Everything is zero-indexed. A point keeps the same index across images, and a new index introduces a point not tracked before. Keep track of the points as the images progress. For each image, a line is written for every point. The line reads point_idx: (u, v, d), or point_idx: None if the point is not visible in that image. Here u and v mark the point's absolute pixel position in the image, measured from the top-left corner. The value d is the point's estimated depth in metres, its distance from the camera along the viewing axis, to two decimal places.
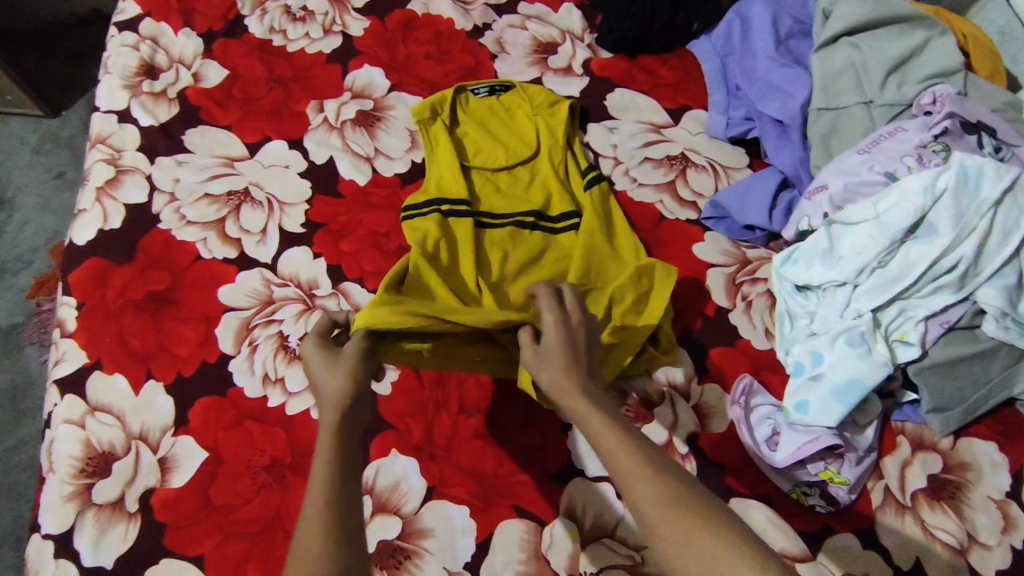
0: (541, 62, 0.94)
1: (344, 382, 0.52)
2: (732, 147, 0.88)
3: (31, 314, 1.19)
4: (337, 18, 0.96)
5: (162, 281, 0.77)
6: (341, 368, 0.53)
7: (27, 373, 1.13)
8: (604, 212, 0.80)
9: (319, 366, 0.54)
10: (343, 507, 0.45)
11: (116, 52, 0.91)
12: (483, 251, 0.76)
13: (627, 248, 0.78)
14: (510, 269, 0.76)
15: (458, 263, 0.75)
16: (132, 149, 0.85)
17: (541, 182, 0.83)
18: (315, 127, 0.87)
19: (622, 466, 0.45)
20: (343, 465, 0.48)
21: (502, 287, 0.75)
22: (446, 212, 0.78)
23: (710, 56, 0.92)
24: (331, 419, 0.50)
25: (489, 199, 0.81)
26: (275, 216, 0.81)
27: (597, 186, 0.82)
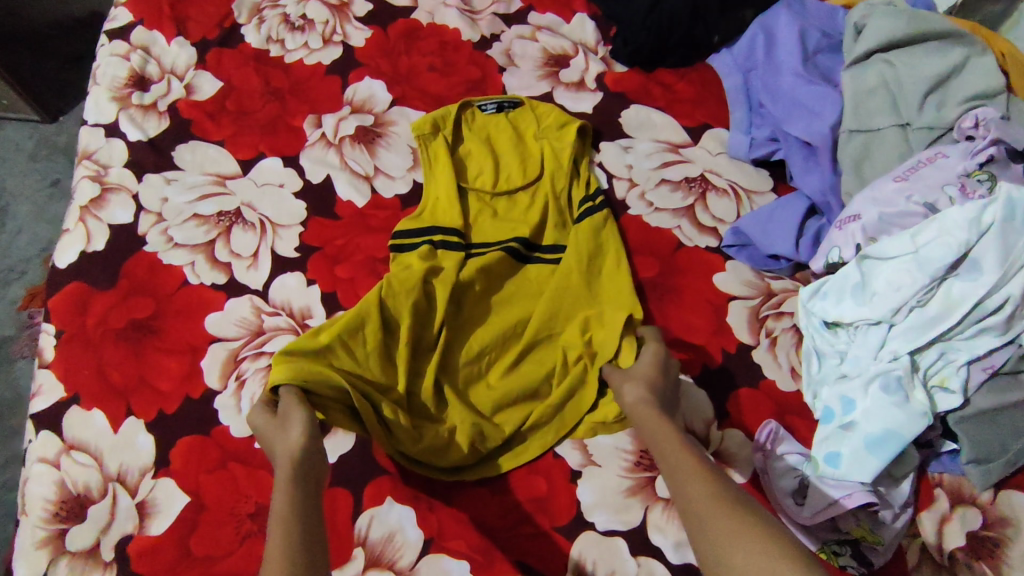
0: (552, 76, 0.89)
1: (299, 435, 0.52)
2: (755, 169, 0.83)
3: (23, 327, 1.15)
4: (338, 27, 0.91)
5: (145, 308, 0.72)
6: (294, 423, 0.53)
7: (16, 389, 1.09)
8: (593, 246, 0.74)
9: (267, 424, 0.55)
10: (309, 546, 0.43)
11: (106, 61, 0.87)
12: (465, 286, 0.71)
13: (612, 291, 0.72)
14: (474, 312, 0.71)
15: (435, 303, 0.69)
16: (118, 165, 0.80)
17: (535, 208, 0.78)
18: (312, 143, 0.82)
19: (673, 456, 0.51)
20: (304, 503, 0.47)
21: (465, 331, 0.70)
22: (438, 244, 0.73)
23: (732, 71, 0.87)
24: (288, 471, 0.49)
25: (484, 227, 0.76)
26: (267, 239, 0.76)
27: (587, 221, 0.75)
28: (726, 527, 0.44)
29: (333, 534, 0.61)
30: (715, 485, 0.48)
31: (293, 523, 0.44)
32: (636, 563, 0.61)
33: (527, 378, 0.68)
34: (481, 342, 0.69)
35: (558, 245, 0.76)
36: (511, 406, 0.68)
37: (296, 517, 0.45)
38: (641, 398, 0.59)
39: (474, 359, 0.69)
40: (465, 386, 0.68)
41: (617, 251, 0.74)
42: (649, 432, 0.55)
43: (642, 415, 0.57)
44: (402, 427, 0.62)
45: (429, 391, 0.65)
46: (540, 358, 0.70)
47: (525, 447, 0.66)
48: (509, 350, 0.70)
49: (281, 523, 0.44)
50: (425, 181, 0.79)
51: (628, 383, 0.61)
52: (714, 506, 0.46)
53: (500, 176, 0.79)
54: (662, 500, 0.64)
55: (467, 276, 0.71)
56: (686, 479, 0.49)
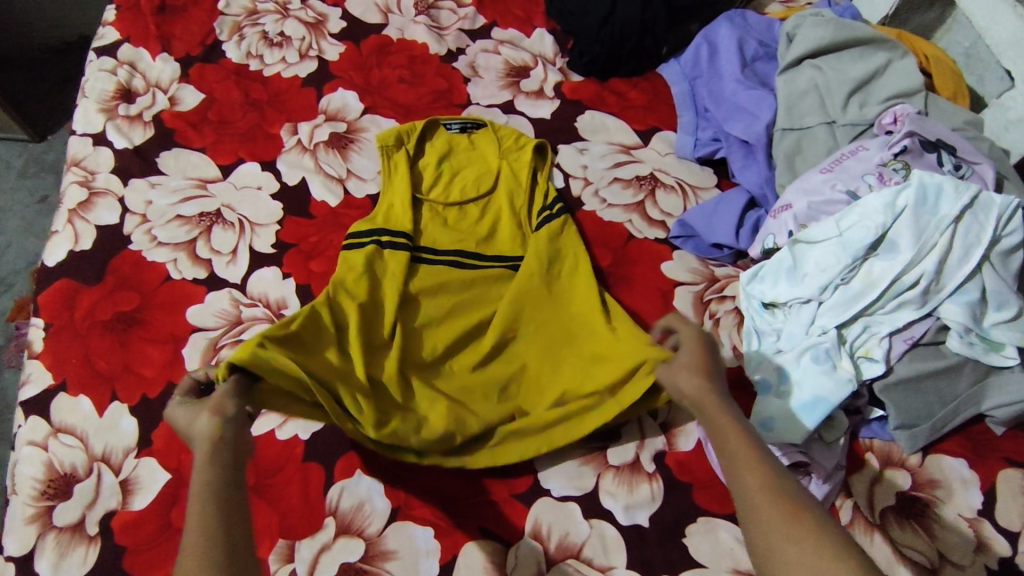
0: (513, 86, 0.95)
1: (211, 417, 0.51)
2: (700, 166, 0.89)
3: (10, 336, 1.21)
4: (314, 43, 0.98)
5: (130, 301, 0.77)
6: (205, 407, 0.52)
7: (3, 397, 1.15)
8: (553, 251, 0.79)
9: (181, 410, 0.53)
10: (230, 526, 0.44)
11: (94, 76, 0.93)
12: (413, 294, 0.76)
13: (566, 294, 0.77)
14: (431, 315, 0.75)
15: (383, 305, 0.74)
16: (105, 171, 0.85)
17: (490, 217, 0.84)
18: (288, 149, 0.88)
19: (733, 446, 0.50)
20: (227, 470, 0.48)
21: (420, 334, 0.74)
22: (384, 243, 0.78)
23: (679, 78, 0.94)
24: (204, 453, 0.48)
25: (433, 235, 0.81)
26: (245, 237, 0.81)
27: (546, 228, 0.80)
28: (783, 531, 0.43)
29: (306, 504, 0.65)
30: (777, 483, 0.46)
31: (218, 487, 0.46)
32: (589, 526, 0.66)
33: (490, 378, 0.73)
34: (439, 347, 0.73)
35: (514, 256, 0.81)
36: (476, 403, 0.71)
37: (217, 494, 0.46)
38: (699, 385, 0.56)
39: (434, 361, 0.73)
40: (429, 381, 0.72)
41: (578, 253, 0.79)
42: (708, 420, 0.53)
43: (703, 401, 0.54)
44: (365, 415, 0.65)
45: (390, 381, 0.69)
46: (498, 359, 0.74)
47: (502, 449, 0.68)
48: (471, 354, 0.74)
49: (198, 498, 0.45)
50: (381, 192, 0.85)
51: (679, 374, 0.58)
52: (777, 511, 0.44)
53: (451, 191, 0.85)
54: (613, 467, 0.69)
55: (417, 289, 0.76)
56: (747, 476, 0.47)
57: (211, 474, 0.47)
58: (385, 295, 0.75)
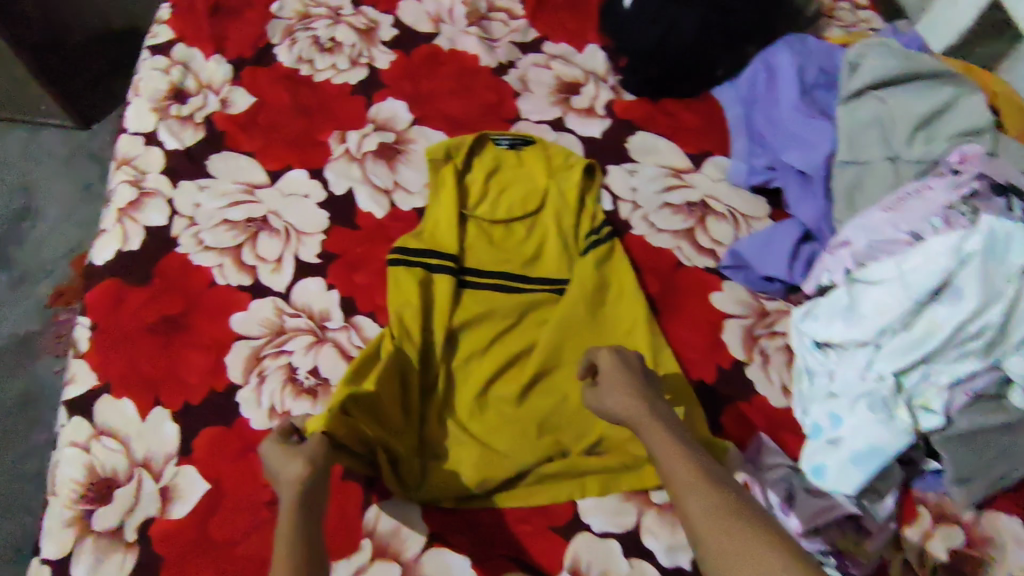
0: (563, 102, 0.94)
1: (303, 467, 0.54)
2: (753, 195, 0.87)
3: (48, 323, 1.26)
4: (365, 51, 0.97)
5: (176, 305, 0.77)
6: (298, 453, 0.55)
7: (39, 383, 1.21)
8: (598, 282, 0.77)
9: (278, 450, 0.56)
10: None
11: (147, 74, 0.93)
12: (462, 327, 0.75)
13: (612, 324, 0.76)
14: (474, 347, 0.74)
15: (432, 342, 0.74)
16: (156, 172, 0.86)
17: (537, 236, 0.82)
18: (336, 157, 0.88)
19: (673, 465, 0.52)
20: (305, 515, 0.52)
21: (466, 369, 0.73)
22: (432, 266, 0.77)
23: (735, 102, 0.92)
24: (291, 506, 0.52)
25: (478, 256, 0.80)
26: (291, 245, 0.81)
27: (592, 253, 0.79)
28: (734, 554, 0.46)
29: (343, 522, 0.64)
30: (724, 503, 0.49)
31: (297, 531, 0.50)
32: (629, 565, 0.64)
33: (530, 415, 0.70)
34: (478, 383, 0.72)
35: (561, 278, 0.80)
36: (514, 442, 0.69)
37: (294, 544, 0.49)
38: (629, 404, 0.59)
39: (477, 398, 0.71)
40: (466, 424, 0.71)
41: (626, 281, 0.78)
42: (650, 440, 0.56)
43: (641, 424, 0.57)
44: (409, 467, 0.67)
45: (435, 426, 0.70)
46: (544, 391, 0.72)
47: (530, 494, 0.67)
48: (510, 386, 0.72)
49: (285, 545, 0.49)
50: (427, 206, 0.84)
51: (608, 398, 0.60)
52: (727, 533, 0.47)
53: (498, 209, 0.84)
54: (655, 506, 0.67)
55: (464, 317, 0.75)
56: (697, 505, 0.50)
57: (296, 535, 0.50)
58: (432, 323, 0.74)
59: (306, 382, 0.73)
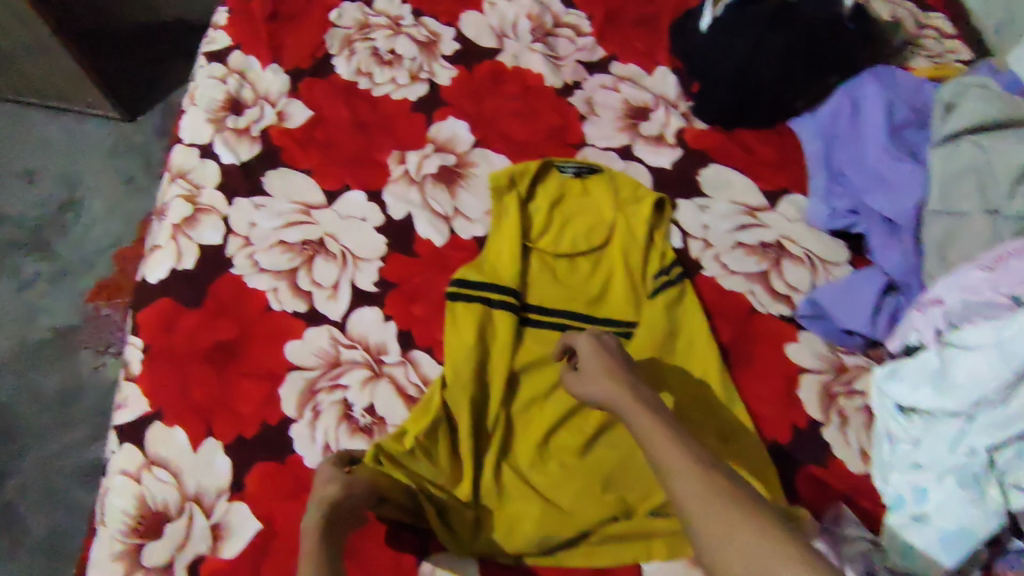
0: (631, 128, 0.89)
1: (338, 490, 0.57)
2: (832, 238, 0.82)
3: (89, 317, 1.25)
4: (425, 65, 0.94)
5: (229, 330, 0.75)
6: (337, 478, 0.58)
7: (79, 377, 1.20)
8: (667, 327, 0.73)
9: (326, 470, 0.60)
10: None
11: (204, 83, 0.91)
12: (522, 371, 0.72)
13: (681, 373, 0.72)
14: (535, 392, 0.71)
15: (491, 386, 0.70)
16: (211, 187, 0.83)
17: (602, 273, 0.79)
18: (395, 179, 0.85)
19: (657, 446, 0.50)
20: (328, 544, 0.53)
21: (525, 415, 0.70)
22: (493, 302, 0.74)
23: (814, 136, 0.88)
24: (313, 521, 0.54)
25: (540, 292, 0.77)
26: (348, 272, 0.78)
27: (663, 296, 0.75)
28: (719, 532, 0.43)
29: (397, 572, 0.62)
30: (709, 479, 0.46)
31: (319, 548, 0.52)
32: None
33: (594, 468, 0.67)
34: (540, 432, 0.69)
35: (627, 320, 0.76)
36: (577, 497, 0.66)
37: (317, 557, 0.51)
38: (610, 390, 0.57)
39: (538, 447, 0.68)
40: (527, 474, 0.68)
41: (695, 327, 0.74)
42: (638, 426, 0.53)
43: (625, 408, 0.56)
44: (463, 520, 0.64)
45: (492, 476, 0.67)
46: (609, 444, 0.69)
47: (595, 552, 0.64)
48: (572, 435, 0.69)
49: (306, 559, 0.51)
50: (489, 235, 0.81)
51: (589, 385, 0.60)
52: (714, 510, 0.44)
53: (561, 242, 0.80)
54: None
55: (528, 359, 0.73)
56: (680, 482, 0.47)
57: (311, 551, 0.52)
58: (493, 364, 0.71)
59: (361, 420, 0.70)
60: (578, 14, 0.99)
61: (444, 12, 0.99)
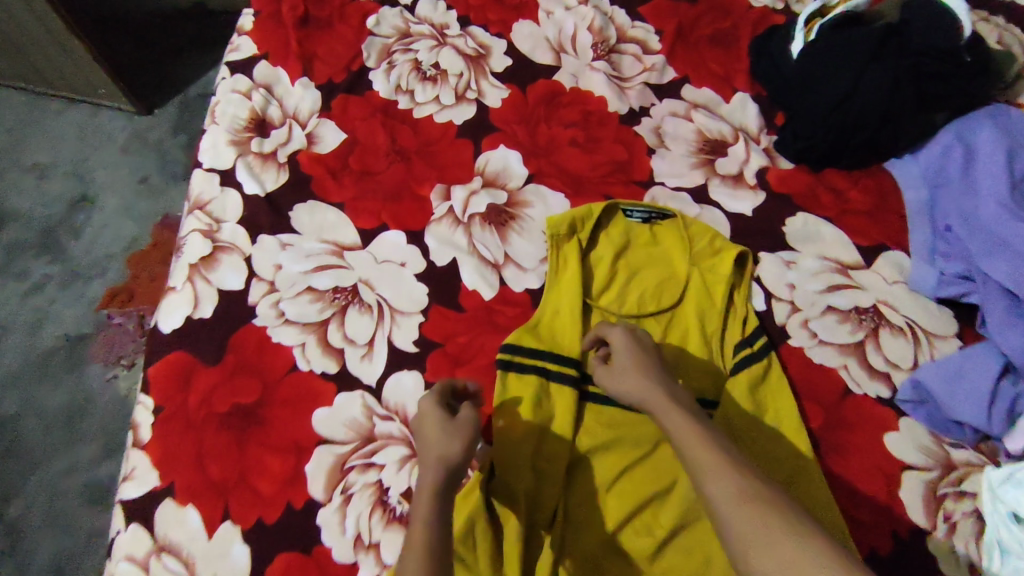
0: (706, 165, 0.79)
1: (460, 452, 0.51)
2: (937, 305, 0.72)
3: (101, 327, 1.14)
4: (473, 82, 0.83)
5: (251, 392, 0.66)
6: (456, 434, 0.52)
7: (88, 392, 1.09)
8: (755, 412, 0.65)
9: (436, 420, 0.54)
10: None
11: (226, 98, 0.81)
12: (582, 457, 0.63)
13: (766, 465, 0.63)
14: (596, 483, 0.62)
15: (546, 475, 0.62)
16: (232, 221, 0.74)
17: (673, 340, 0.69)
18: (438, 217, 0.75)
19: (688, 446, 0.49)
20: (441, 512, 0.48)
21: (585, 508, 0.62)
22: (551, 374, 0.65)
23: (917, 183, 0.76)
24: (430, 490, 0.49)
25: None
26: (384, 327, 0.69)
27: (746, 372, 0.66)
28: (753, 532, 0.42)
29: None
30: (745, 480, 0.46)
31: (431, 500, 0.48)
32: None
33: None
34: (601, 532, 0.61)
35: (707, 398, 0.67)
36: None
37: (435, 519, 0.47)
38: (640, 385, 0.55)
39: (599, 550, 0.60)
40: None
41: (780, 411, 0.65)
42: (667, 421, 0.52)
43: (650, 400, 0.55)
44: None
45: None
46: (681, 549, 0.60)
47: None
48: (640, 535, 0.61)
49: (421, 528, 0.46)
50: (545, 288, 0.71)
51: (619, 376, 0.57)
52: (746, 507, 0.44)
53: (628, 300, 0.71)
54: None
55: (591, 444, 0.64)
56: (713, 479, 0.46)
57: (432, 534, 0.46)
58: (552, 447, 0.63)
59: (398, 507, 0.62)
60: (646, 28, 0.87)
61: (495, 21, 0.88)
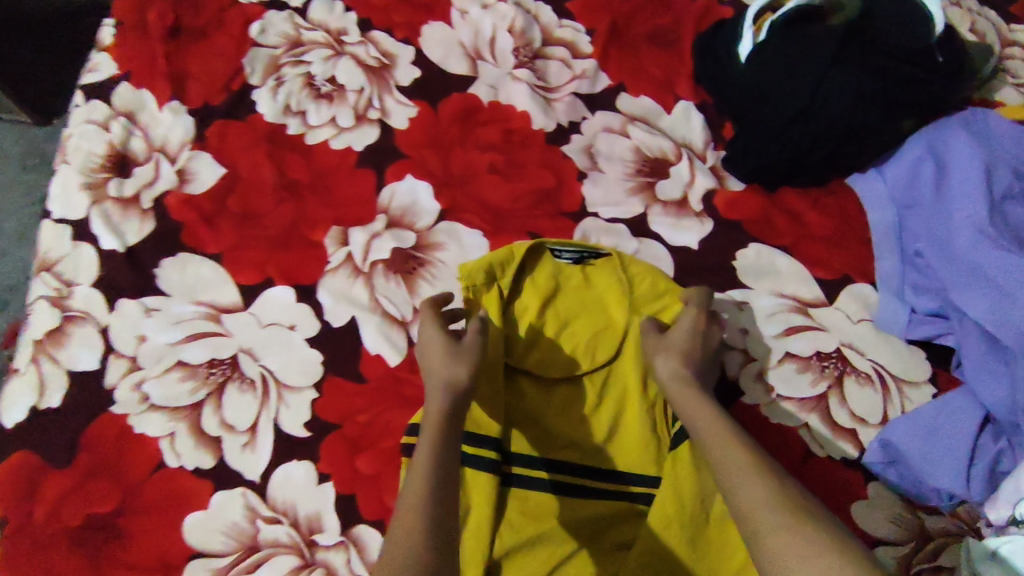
0: (646, 189, 0.69)
1: (467, 377, 0.50)
2: (908, 346, 0.63)
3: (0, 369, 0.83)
4: (374, 98, 0.71)
5: (109, 498, 0.56)
6: (461, 358, 0.51)
7: None
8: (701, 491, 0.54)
9: (439, 346, 0.52)
10: (443, 499, 0.42)
11: (79, 130, 0.69)
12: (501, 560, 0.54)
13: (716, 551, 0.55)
14: None
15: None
16: (87, 283, 0.63)
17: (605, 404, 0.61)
18: (334, 267, 0.64)
19: (722, 448, 0.46)
20: (446, 440, 0.46)
21: None
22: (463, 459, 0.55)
23: (883, 203, 0.67)
24: (440, 412, 0.48)
25: (525, 435, 0.59)
26: (270, 407, 0.59)
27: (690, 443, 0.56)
28: (792, 553, 0.38)
29: None
30: (779, 495, 0.41)
31: (438, 431, 0.46)
32: None
33: None
34: None
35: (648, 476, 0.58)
36: None
37: (441, 438, 0.46)
38: (680, 375, 0.53)
39: None
40: None
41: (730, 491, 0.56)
42: (698, 419, 0.49)
43: (683, 391, 0.52)
44: None
45: None
46: None
47: None
48: None
49: (427, 445, 0.45)
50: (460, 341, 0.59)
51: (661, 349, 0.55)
52: (778, 512, 0.40)
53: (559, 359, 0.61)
54: None
55: (510, 541, 0.55)
56: (744, 479, 0.43)
57: (438, 449, 0.45)
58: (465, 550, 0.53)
59: None
60: (575, 27, 0.76)
61: (401, 24, 0.75)
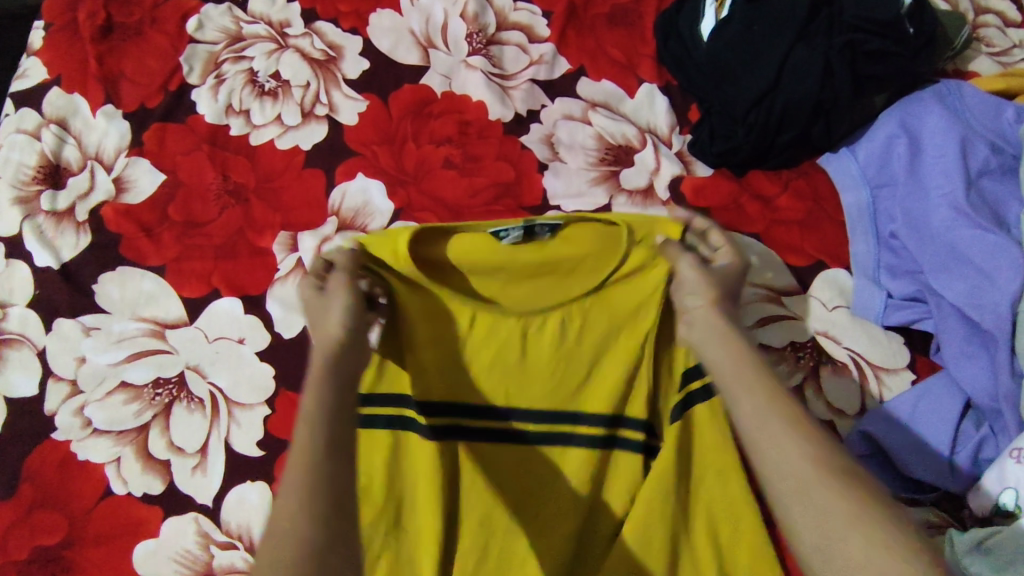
0: (610, 178, 0.65)
1: (341, 333, 0.44)
2: (885, 332, 0.61)
3: None
4: (321, 93, 0.68)
5: (55, 530, 0.53)
6: (328, 311, 0.46)
7: None
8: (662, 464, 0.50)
9: (310, 299, 0.47)
10: (328, 486, 0.38)
11: (8, 141, 0.65)
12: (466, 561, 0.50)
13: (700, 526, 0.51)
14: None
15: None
16: (22, 304, 0.59)
17: (574, 402, 0.52)
18: (284, 275, 0.61)
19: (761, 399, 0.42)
20: (330, 410, 0.41)
21: None
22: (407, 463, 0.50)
23: (856, 183, 0.64)
24: (315, 370, 0.43)
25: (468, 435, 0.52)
26: (220, 427, 0.56)
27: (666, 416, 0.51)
28: (830, 522, 0.37)
29: None
30: (820, 456, 0.39)
31: (318, 402, 0.41)
32: None
33: None
34: None
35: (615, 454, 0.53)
36: None
37: (323, 413, 0.40)
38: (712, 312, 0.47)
39: None
40: None
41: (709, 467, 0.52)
42: (734, 360, 0.44)
43: (713, 336, 0.46)
44: None
45: None
46: None
47: None
48: None
49: (305, 422, 0.40)
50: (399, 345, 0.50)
51: (693, 291, 0.47)
52: (818, 476, 0.38)
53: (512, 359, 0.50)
54: None
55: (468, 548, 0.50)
56: (785, 440, 0.40)
57: (319, 429, 0.40)
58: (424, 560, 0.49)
59: None
60: (532, 10, 0.72)
61: (347, 13, 0.71)
